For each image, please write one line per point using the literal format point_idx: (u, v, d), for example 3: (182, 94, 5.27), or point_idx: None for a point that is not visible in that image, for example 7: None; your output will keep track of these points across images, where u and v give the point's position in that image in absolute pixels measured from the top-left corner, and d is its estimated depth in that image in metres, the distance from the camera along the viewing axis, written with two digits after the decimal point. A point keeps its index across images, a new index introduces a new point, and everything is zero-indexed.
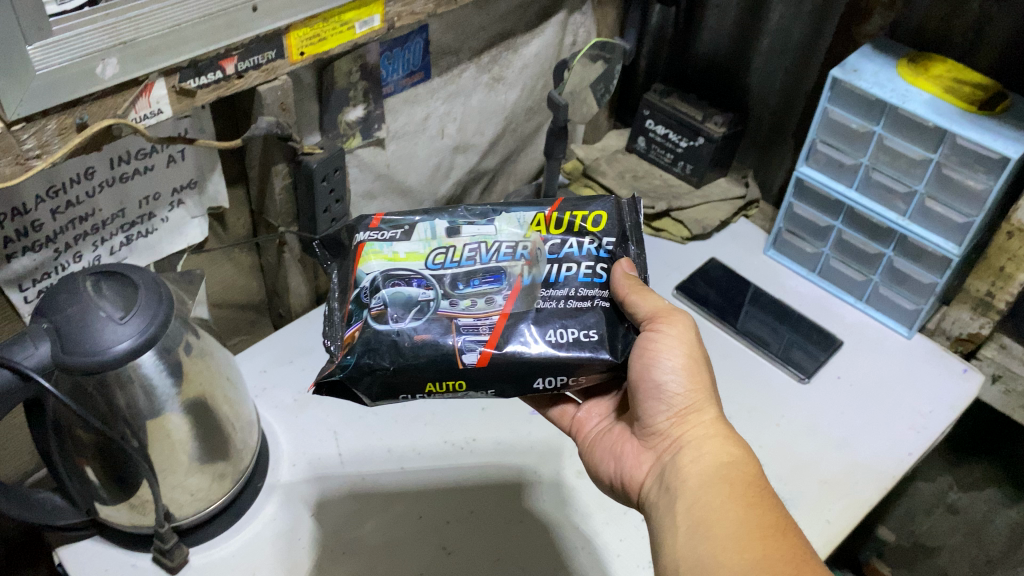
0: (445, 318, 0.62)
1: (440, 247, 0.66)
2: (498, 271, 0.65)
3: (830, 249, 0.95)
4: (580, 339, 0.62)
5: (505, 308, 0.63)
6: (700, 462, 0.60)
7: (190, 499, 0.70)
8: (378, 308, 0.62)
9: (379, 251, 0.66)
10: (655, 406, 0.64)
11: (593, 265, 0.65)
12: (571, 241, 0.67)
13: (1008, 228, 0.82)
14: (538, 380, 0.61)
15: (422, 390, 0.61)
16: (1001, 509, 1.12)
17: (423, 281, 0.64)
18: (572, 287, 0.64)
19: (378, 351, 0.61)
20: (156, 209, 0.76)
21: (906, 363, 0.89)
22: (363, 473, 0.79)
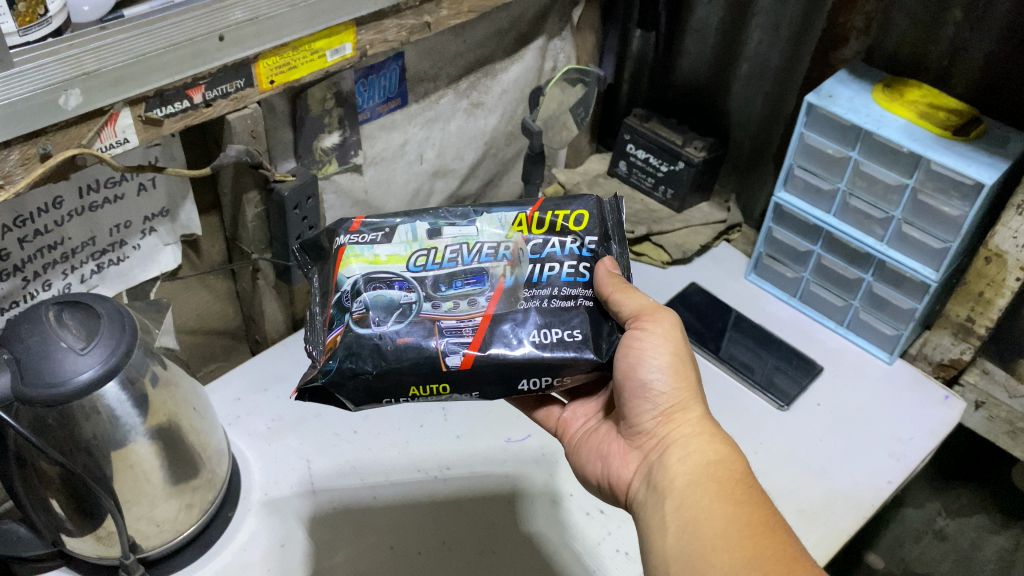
0: (428, 321, 0.61)
1: (422, 249, 0.65)
2: (480, 272, 0.63)
3: (810, 274, 0.95)
4: (564, 339, 0.60)
5: (489, 309, 0.62)
6: (688, 462, 0.60)
7: (156, 530, 0.69)
8: (360, 312, 0.61)
9: (360, 254, 0.64)
10: (641, 405, 0.63)
11: (576, 264, 0.64)
12: (553, 240, 0.65)
13: (986, 253, 0.81)
14: (523, 381, 0.60)
15: (406, 395, 0.60)
16: (989, 535, 1.13)
17: (405, 283, 0.62)
18: (556, 287, 0.63)
19: (360, 355, 0.59)
20: (128, 237, 0.76)
21: (886, 390, 0.88)
22: (335, 502, 0.78)
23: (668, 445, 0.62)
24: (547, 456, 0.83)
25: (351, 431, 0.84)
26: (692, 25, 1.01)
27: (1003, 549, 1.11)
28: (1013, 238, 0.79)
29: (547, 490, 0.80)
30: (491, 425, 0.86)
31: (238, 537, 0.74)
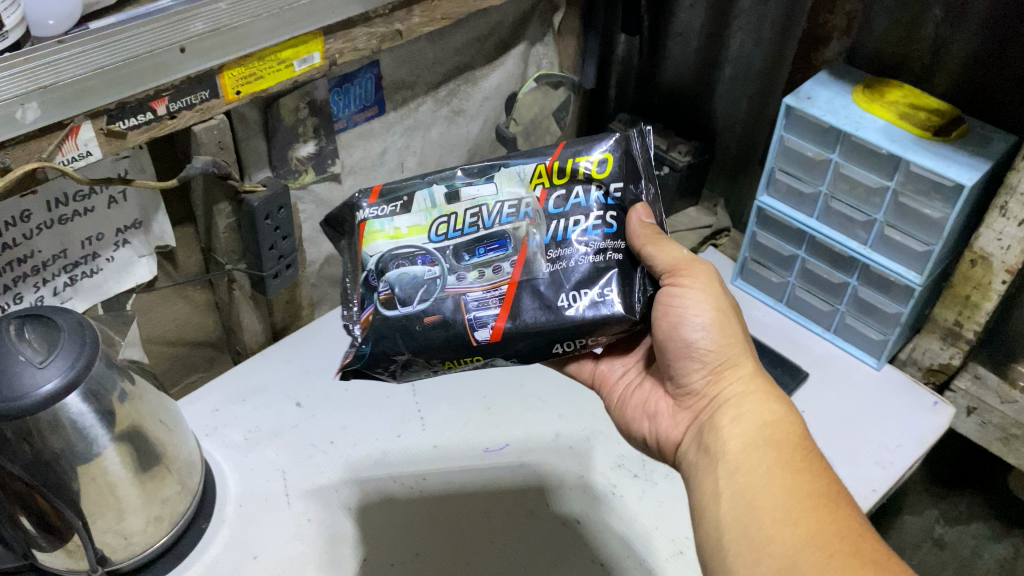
0: (454, 295, 0.62)
1: (441, 216, 0.64)
2: (502, 234, 0.63)
3: (796, 279, 0.93)
4: (596, 301, 0.61)
5: (514, 276, 0.62)
6: (741, 423, 0.59)
7: (125, 542, 0.68)
8: (386, 293, 0.62)
9: (380, 229, 0.64)
10: (688, 362, 0.64)
11: (602, 214, 0.64)
12: (577, 190, 0.64)
13: (971, 256, 0.80)
14: (557, 346, 0.62)
15: (442, 366, 0.62)
16: (989, 544, 1.10)
17: (428, 257, 0.63)
18: (584, 247, 0.63)
19: (391, 338, 0.61)
20: (101, 249, 0.76)
21: (874, 398, 0.86)
22: (310, 514, 0.77)
23: (719, 404, 0.61)
24: (524, 466, 0.82)
25: (328, 441, 0.83)
26: (676, 27, 1.00)
27: (1003, 558, 1.08)
28: (998, 240, 0.77)
29: (525, 502, 0.79)
30: (469, 435, 0.85)
31: (210, 549, 0.74)
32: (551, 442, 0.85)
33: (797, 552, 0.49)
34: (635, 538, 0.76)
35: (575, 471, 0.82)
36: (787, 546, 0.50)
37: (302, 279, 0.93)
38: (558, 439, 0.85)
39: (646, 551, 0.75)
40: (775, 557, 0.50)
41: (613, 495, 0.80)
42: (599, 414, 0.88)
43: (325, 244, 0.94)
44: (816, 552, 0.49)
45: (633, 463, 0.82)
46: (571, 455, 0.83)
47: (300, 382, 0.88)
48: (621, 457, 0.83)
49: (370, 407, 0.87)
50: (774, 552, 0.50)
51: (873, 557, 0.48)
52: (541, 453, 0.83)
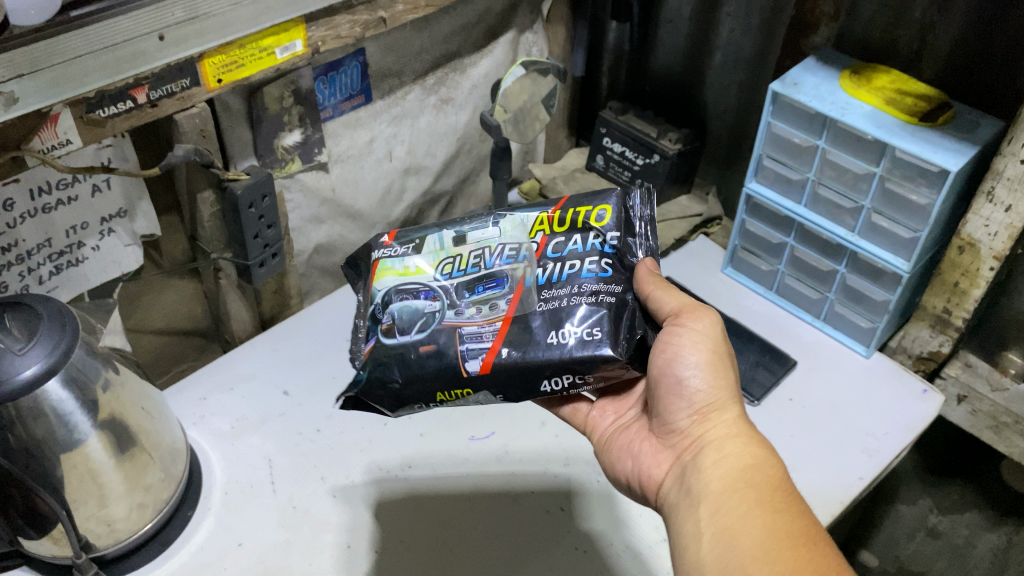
0: (449, 328, 0.61)
1: (448, 257, 0.65)
2: (502, 275, 0.63)
3: (785, 266, 0.93)
4: (583, 338, 0.58)
5: (509, 312, 0.61)
6: (723, 465, 0.58)
7: (108, 530, 0.69)
8: (387, 323, 0.62)
9: (391, 267, 0.65)
10: (676, 403, 0.62)
11: (597, 260, 0.62)
12: (575, 238, 0.64)
13: (959, 242, 0.79)
14: (545, 382, 0.59)
15: (434, 400, 0.60)
16: (982, 533, 1.09)
17: (431, 293, 0.63)
18: (577, 287, 0.61)
19: (387, 364, 0.60)
20: (86, 238, 0.75)
21: (862, 385, 0.86)
22: (294, 501, 0.77)
23: (703, 446, 0.60)
24: (510, 454, 0.82)
25: (315, 430, 0.83)
26: (665, 15, 1.00)
27: (996, 547, 1.08)
28: (985, 226, 0.76)
29: (510, 491, 0.79)
30: (455, 423, 0.85)
31: (195, 536, 0.74)
32: (537, 429, 0.84)
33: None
34: (622, 522, 0.77)
35: (560, 460, 0.82)
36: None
37: (290, 269, 0.93)
38: (543, 427, 0.85)
39: (631, 536, 0.76)
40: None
41: (597, 480, 0.80)
42: None
43: (314, 234, 0.93)
44: None
45: None
46: (556, 442, 0.83)
47: (288, 370, 0.88)
48: None
49: None
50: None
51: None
52: (526, 441, 0.83)
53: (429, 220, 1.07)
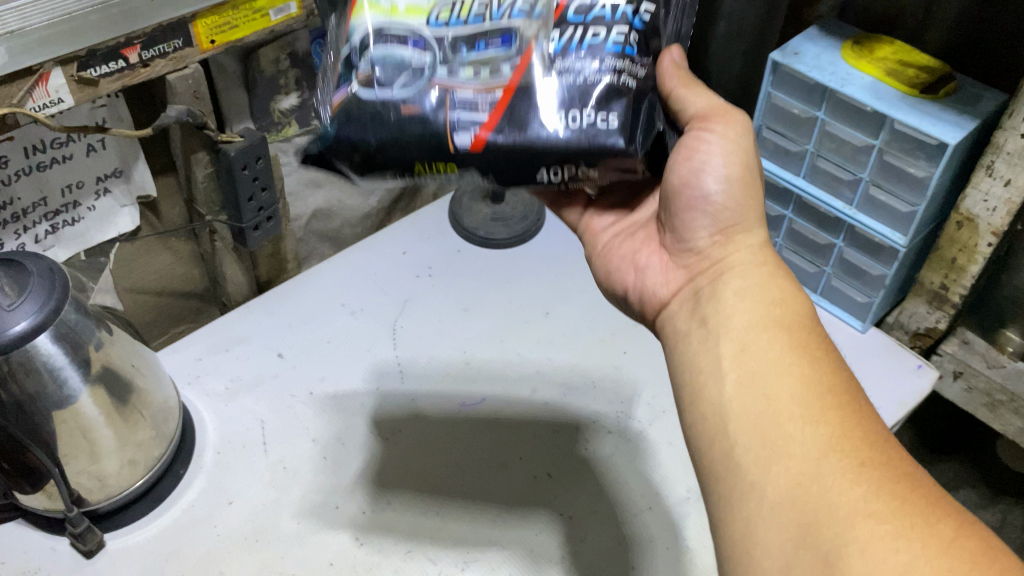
0: (440, 89, 0.53)
1: (446, 2, 0.55)
2: (508, 31, 0.54)
3: (784, 239, 0.92)
4: (595, 126, 0.51)
5: (512, 81, 0.53)
6: (749, 299, 0.55)
7: (99, 484, 0.70)
8: (366, 73, 0.53)
9: (374, 1, 0.55)
10: (696, 218, 0.60)
11: (626, 31, 0.53)
12: (604, 1, 0.53)
13: (957, 217, 0.78)
14: (542, 171, 0.53)
15: (415, 168, 0.53)
16: (977, 511, 1.06)
17: (419, 43, 0.54)
18: (598, 59, 0.52)
19: (362, 123, 0.52)
20: (82, 198, 0.76)
21: (855, 361, 0.85)
22: (286, 461, 0.78)
23: (722, 270, 0.58)
24: (500, 419, 0.82)
25: (307, 393, 0.84)
26: None
27: (991, 525, 1.05)
28: (984, 202, 0.75)
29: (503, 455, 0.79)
30: (446, 389, 0.85)
31: (188, 493, 0.75)
32: (528, 396, 0.84)
33: (818, 458, 0.44)
34: (600, 492, 0.76)
35: (549, 426, 0.82)
36: (808, 448, 0.45)
37: (287, 233, 0.93)
38: (534, 395, 0.84)
39: (615, 504, 0.75)
40: (792, 461, 0.45)
41: (585, 448, 0.80)
42: (578, 369, 0.87)
43: (312, 198, 0.94)
44: (842, 459, 0.44)
45: (608, 420, 0.82)
46: (546, 409, 0.83)
47: (282, 333, 0.89)
48: (596, 412, 0.83)
49: (351, 359, 0.87)
50: (788, 454, 0.46)
51: (902, 468, 0.44)
52: (516, 407, 0.83)
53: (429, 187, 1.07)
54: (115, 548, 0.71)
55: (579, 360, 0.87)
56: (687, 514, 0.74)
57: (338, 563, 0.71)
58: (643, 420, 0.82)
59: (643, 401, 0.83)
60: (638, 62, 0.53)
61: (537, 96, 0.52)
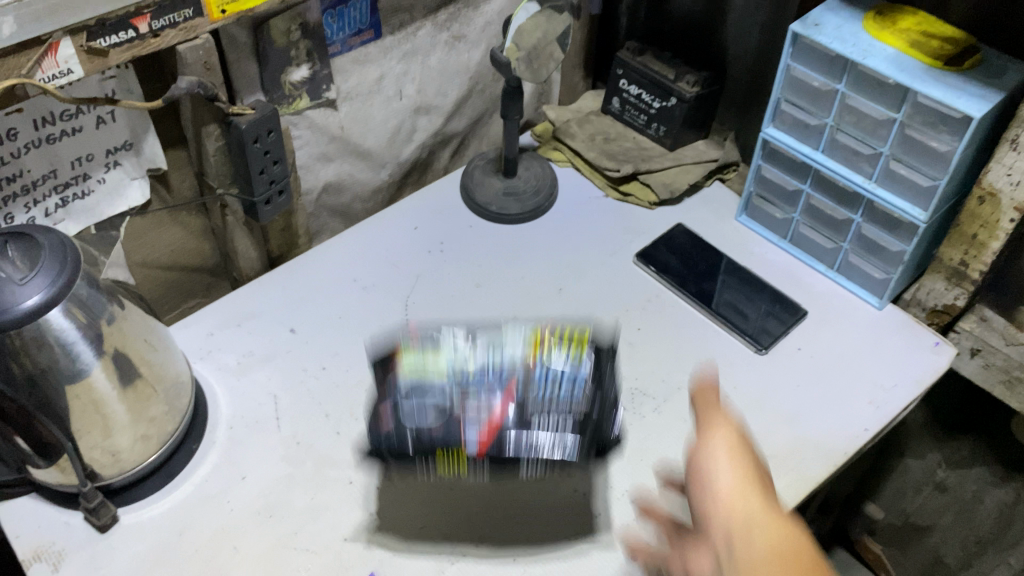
0: (456, 416, 0.73)
1: (458, 361, 0.78)
2: (500, 372, 0.77)
3: (800, 214, 0.91)
4: (552, 446, 0.73)
5: (500, 420, 0.73)
6: (755, 541, 0.52)
7: (113, 459, 0.70)
8: (406, 395, 0.75)
9: (414, 356, 0.79)
10: (701, 504, 0.56)
11: (570, 385, 0.76)
12: (557, 364, 0.77)
13: (980, 192, 0.77)
14: (526, 470, 0.74)
15: (432, 463, 0.73)
16: (990, 489, 1.07)
17: (443, 394, 0.75)
18: (554, 419, 0.74)
19: (404, 442, 0.73)
20: (92, 170, 0.75)
21: (872, 339, 0.85)
22: (299, 436, 0.78)
23: (730, 532, 0.53)
24: None
25: (320, 367, 0.83)
26: None
27: (1003, 504, 1.06)
28: (1008, 176, 0.74)
29: None
30: None
31: (202, 468, 0.75)
32: None
33: None
34: (613, 468, 0.76)
35: (564, 402, 0.81)
36: None
37: (299, 208, 0.92)
38: None
39: (627, 482, 0.76)
40: None
41: None
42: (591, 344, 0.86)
43: (323, 172, 0.93)
44: None
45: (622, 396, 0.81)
46: None
47: (294, 308, 0.88)
48: None
49: (364, 334, 0.86)
50: None
51: None
52: None
53: (441, 161, 1.06)
54: (129, 522, 0.72)
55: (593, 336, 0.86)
56: None
57: (353, 539, 0.71)
58: (658, 395, 0.81)
59: (657, 377, 0.83)
60: (581, 387, 0.77)
61: (517, 442, 0.73)
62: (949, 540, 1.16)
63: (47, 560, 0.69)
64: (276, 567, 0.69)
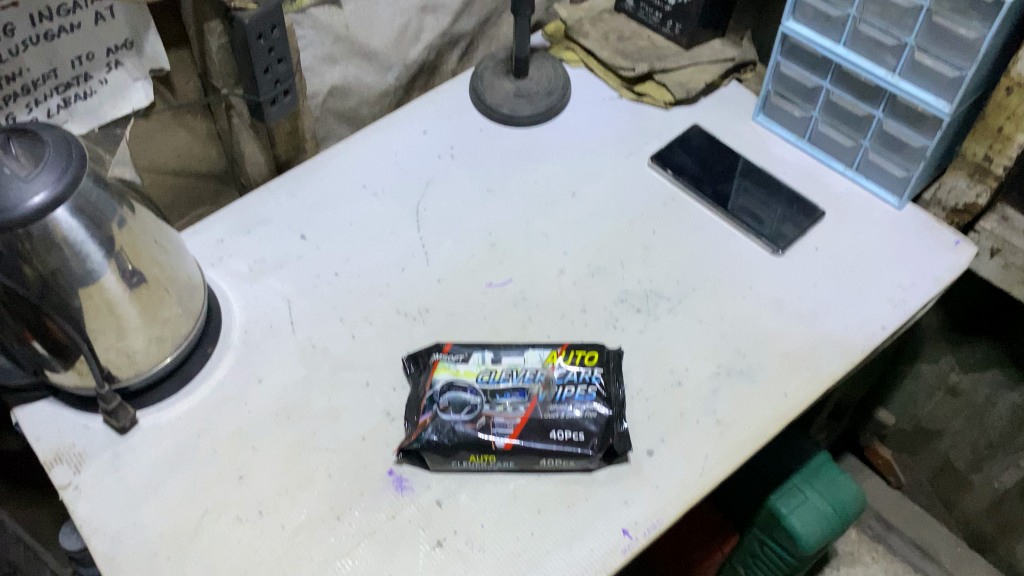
0: (485, 416, 0.69)
1: (486, 370, 0.73)
2: (522, 387, 0.72)
3: (819, 112, 0.89)
4: (572, 439, 0.68)
5: (526, 414, 0.70)
6: None
7: (128, 361, 0.70)
8: (443, 405, 0.70)
9: (448, 366, 0.74)
10: None
11: (587, 386, 0.71)
12: (575, 386, 0.71)
13: (1008, 83, 0.75)
14: (545, 459, 0.68)
15: (467, 461, 0.68)
16: (1003, 391, 1.07)
17: (475, 390, 0.71)
18: (573, 408, 0.70)
19: (442, 430, 0.68)
20: (93, 70, 0.73)
21: (891, 238, 0.84)
22: (314, 339, 0.78)
23: None
24: (527, 299, 0.81)
25: (333, 274, 0.82)
26: None
27: (1016, 406, 1.07)
28: None
29: (533, 333, 0.78)
30: (473, 270, 0.83)
31: (217, 371, 0.75)
32: (555, 277, 0.82)
33: None
34: (629, 369, 0.75)
35: (578, 305, 0.80)
36: None
37: (305, 111, 0.90)
38: (562, 276, 0.82)
39: (644, 382, 0.74)
40: None
41: (614, 328, 0.78)
42: (605, 248, 0.84)
43: (328, 74, 0.90)
44: None
45: (636, 299, 0.80)
46: (574, 290, 0.81)
47: (304, 213, 0.87)
48: (625, 293, 0.81)
49: (375, 241, 0.85)
50: None
51: None
52: (544, 289, 0.81)
53: (449, 63, 1.04)
54: (148, 425, 0.72)
55: (607, 241, 0.85)
56: (716, 388, 0.74)
57: (371, 438, 0.71)
58: (673, 297, 0.80)
59: (671, 280, 0.81)
60: (599, 404, 0.70)
61: (542, 430, 0.68)
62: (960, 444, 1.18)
63: (68, 462, 0.70)
64: (296, 466, 0.70)
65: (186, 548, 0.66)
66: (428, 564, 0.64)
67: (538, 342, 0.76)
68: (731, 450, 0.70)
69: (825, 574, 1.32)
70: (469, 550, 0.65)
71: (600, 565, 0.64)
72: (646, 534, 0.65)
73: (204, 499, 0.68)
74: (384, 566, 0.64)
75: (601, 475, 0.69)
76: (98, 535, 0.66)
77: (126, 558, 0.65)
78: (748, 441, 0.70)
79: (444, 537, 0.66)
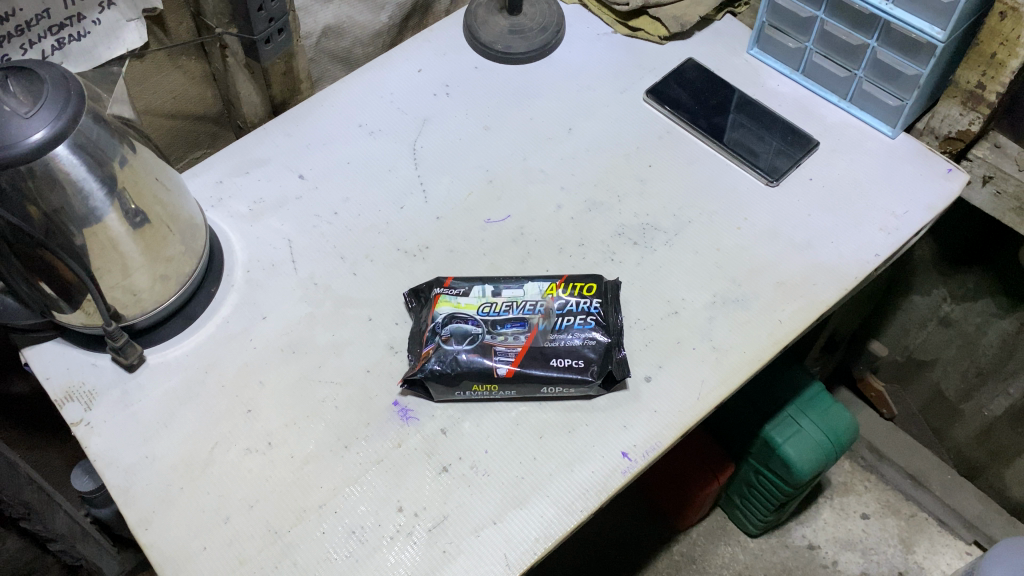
0: (486, 346, 0.70)
1: (486, 302, 0.74)
2: (523, 318, 0.72)
3: (813, 43, 0.88)
4: (572, 366, 0.70)
5: (526, 343, 0.71)
6: None
7: (133, 299, 0.71)
8: (445, 336, 0.71)
9: (450, 300, 0.74)
10: None
11: (585, 315, 0.72)
12: (574, 316, 0.72)
13: (1001, 8, 0.76)
14: (546, 387, 0.70)
15: (470, 390, 0.70)
16: (994, 320, 1.09)
17: (476, 321, 0.72)
18: (573, 337, 0.71)
19: (444, 359, 0.69)
20: (86, 11, 0.73)
21: (884, 167, 0.85)
22: (316, 277, 0.79)
23: None
24: (525, 234, 0.81)
25: (332, 213, 0.83)
26: None
27: (1006, 333, 1.09)
28: None
29: (533, 267, 0.79)
30: (471, 207, 0.84)
31: (221, 309, 0.77)
32: (552, 213, 0.83)
33: None
34: (627, 300, 0.76)
35: (576, 240, 0.81)
36: None
37: (299, 51, 0.90)
38: (559, 211, 0.83)
39: (642, 312, 0.76)
40: None
41: (612, 261, 0.79)
42: (602, 183, 0.85)
43: (321, 13, 0.90)
44: None
45: (633, 232, 0.81)
46: (572, 225, 0.82)
47: (302, 154, 0.87)
48: (622, 226, 0.81)
49: (373, 179, 0.86)
50: None
51: None
52: (542, 224, 0.82)
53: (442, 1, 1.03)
54: (156, 362, 0.74)
55: (603, 176, 0.85)
56: (713, 316, 0.75)
57: (375, 370, 0.73)
58: (670, 230, 0.81)
59: (667, 213, 0.82)
60: (597, 333, 0.72)
61: (542, 358, 0.70)
62: (950, 374, 1.22)
63: (79, 399, 0.71)
64: (303, 398, 0.71)
65: (199, 478, 0.68)
66: (435, 489, 0.67)
67: (537, 275, 0.77)
68: (727, 374, 0.72)
69: (818, 503, 1.35)
70: (474, 475, 0.67)
71: (602, 485, 0.66)
72: (645, 456, 0.68)
73: (214, 432, 0.70)
74: (393, 491, 0.67)
75: (600, 401, 0.71)
76: (112, 468, 0.68)
77: (140, 489, 0.67)
78: (746, 365, 0.72)
79: (449, 462, 0.68)
